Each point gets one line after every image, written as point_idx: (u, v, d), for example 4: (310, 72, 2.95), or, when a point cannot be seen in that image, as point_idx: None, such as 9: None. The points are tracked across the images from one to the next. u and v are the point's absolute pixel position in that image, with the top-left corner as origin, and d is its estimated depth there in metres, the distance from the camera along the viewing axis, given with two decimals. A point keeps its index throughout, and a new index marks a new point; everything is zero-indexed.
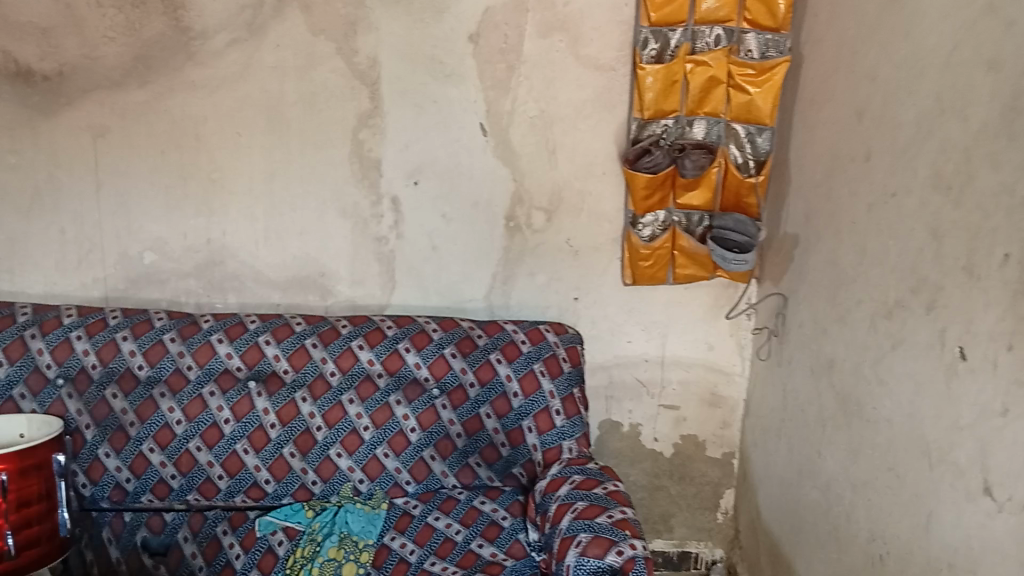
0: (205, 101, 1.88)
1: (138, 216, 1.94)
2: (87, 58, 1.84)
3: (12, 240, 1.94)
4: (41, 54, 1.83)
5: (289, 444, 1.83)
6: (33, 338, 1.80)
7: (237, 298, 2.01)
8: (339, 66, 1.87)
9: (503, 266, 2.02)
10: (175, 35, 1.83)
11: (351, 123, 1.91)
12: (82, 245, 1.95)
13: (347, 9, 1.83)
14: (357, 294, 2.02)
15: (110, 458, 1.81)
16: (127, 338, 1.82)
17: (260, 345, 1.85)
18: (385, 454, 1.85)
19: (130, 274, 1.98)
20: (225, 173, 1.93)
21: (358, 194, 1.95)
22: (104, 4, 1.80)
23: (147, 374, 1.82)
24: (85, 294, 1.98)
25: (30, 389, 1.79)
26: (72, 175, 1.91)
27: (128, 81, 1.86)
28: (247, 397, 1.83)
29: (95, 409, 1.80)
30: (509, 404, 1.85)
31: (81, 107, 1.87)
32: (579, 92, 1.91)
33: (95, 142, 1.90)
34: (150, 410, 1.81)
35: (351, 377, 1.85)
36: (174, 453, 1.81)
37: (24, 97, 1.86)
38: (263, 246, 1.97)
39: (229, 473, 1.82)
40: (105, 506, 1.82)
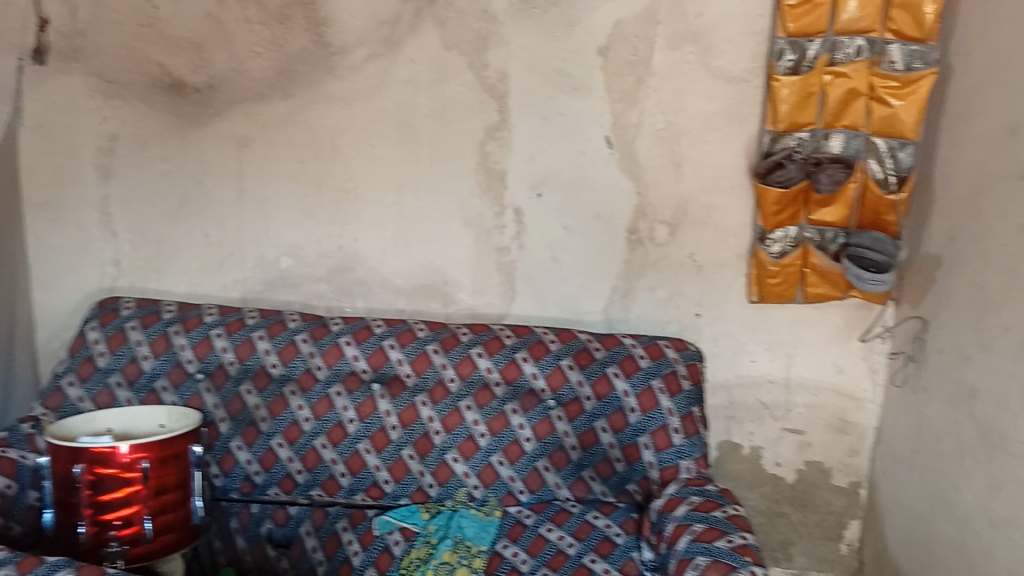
0: (342, 113, 1.96)
1: (276, 222, 2.04)
2: (235, 71, 1.95)
3: (161, 240, 2.07)
4: (193, 66, 1.96)
5: (409, 447, 1.87)
6: (177, 335, 1.92)
7: (365, 303, 2.07)
8: (470, 80, 1.91)
9: (623, 278, 1.98)
10: (317, 50, 1.92)
11: (479, 135, 1.93)
12: (224, 247, 2.06)
13: (479, 24, 1.87)
14: (478, 303, 2.04)
15: (242, 451, 1.90)
16: (263, 337, 1.91)
17: (384, 349, 1.89)
18: (500, 462, 1.86)
19: (267, 277, 2.08)
20: (357, 183, 2.00)
21: (482, 205, 1.97)
22: (252, 20, 1.91)
23: (280, 372, 1.90)
24: (226, 295, 2.10)
25: (173, 382, 1.91)
26: (217, 181, 2.03)
27: (273, 93, 1.96)
28: (371, 398, 1.88)
29: (231, 404, 1.91)
30: (626, 420, 1.83)
31: (227, 117, 1.98)
32: (709, 104, 1.87)
33: (239, 151, 2.00)
34: (280, 407, 1.89)
35: (469, 384, 1.87)
36: (301, 450, 1.88)
37: (176, 108, 1.99)
38: (391, 253, 2.03)
39: (351, 471, 1.87)
40: (235, 497, 1.91)
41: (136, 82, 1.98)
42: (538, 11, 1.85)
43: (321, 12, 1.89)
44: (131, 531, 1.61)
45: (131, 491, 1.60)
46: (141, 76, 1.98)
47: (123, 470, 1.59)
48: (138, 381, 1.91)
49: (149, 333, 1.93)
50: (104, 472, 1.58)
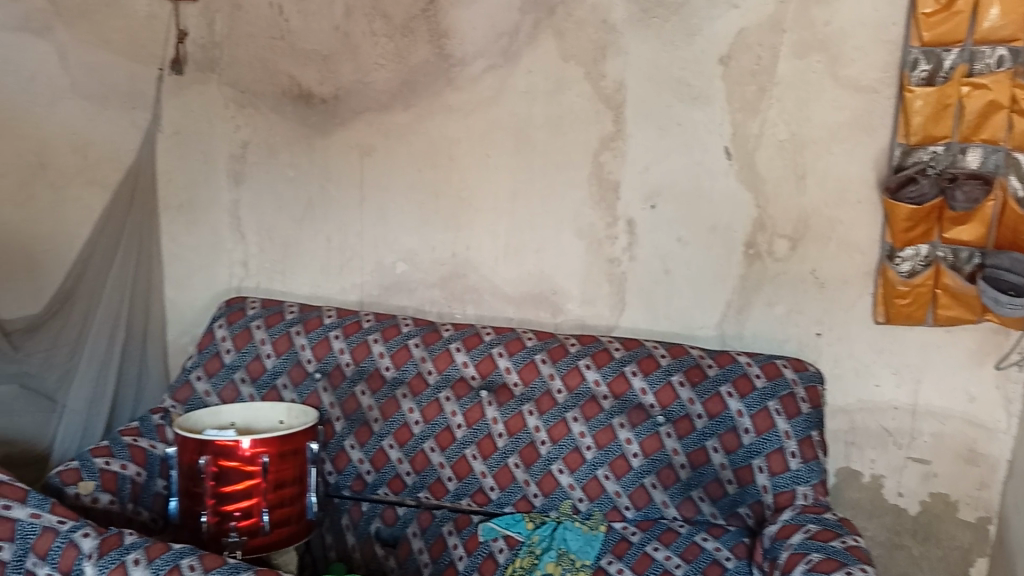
0: (460, 123, 2.01)
1: (394, 228, 2.11)
2: (360, 82, 2.07)
3: (287, 244, 2.20)
4: (320, 78, 2.09)
5: (514, 455, 1.85)
6: (298, 335, 2.02)
7: (475, 310, 2.09)
8: (586, 91, 1.91)
9: (738, 293, 1.92)
10: (438, 62, 1.99)
11: (594, 146, 1.93)
12: (345, 252, 2.16)
13: (597, 34, 1.88)
14: (587, 313, 2.01)
15: (355, 450, 1.96)
16: (378, 340, 1.99)
17: (493, 356, 1.92)
18: (606, 476, 1.81)
19: (383, 281, 2.15)
20: (474, 191, 2.04)
21: (595, 216, 1.96)
22: (377, 33, 2.03)
23: (393, 375, 1.96)
24: (344, 298, 2.18)
25: (292, 380, 2.00)
26: (340, 188, 2.13)
27: (394, 104, 2.05)
28: (478, 405, 1.89)
29: (346, 404, 1.98)
30: (739, 440, 1.75)
31: (352, 127, 2.10)
32: (835, 114, 1.80)
33: (361, 159, 2.10)
34: (392, 409, 1.94)
35: (577, 396, 1.85)
36: (410, 452, 1.92)
37: (304, 117, 2.13)
38: (503, 261, 2.05)
39: (458, 475, 1.88)
40: (346, 495, 1.96)
41: (268, 92, 2.14)
42: (657, 21, 1.84)
43: (443, 24, 1.97)
44: (250, 523, 1.67)
45: (251, 484, 1.66)
46: (272, 86, 2.14)
47: (244, 464, 1.65)
48: (260, 378, 2.01)
49: (272, 332, 2.04)
50: (226, 464, 1.65)
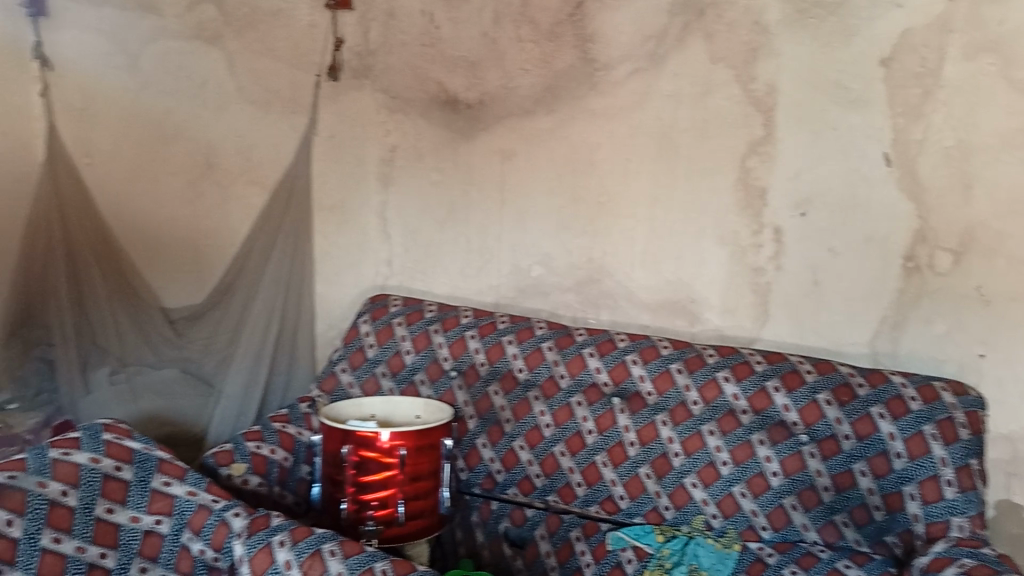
0: (603, 128, 2.02)
1: (532, 232, 2.15)
2: (505, 87, 2.12)
3: (430, 245, 2.29)
4: (468, 84, 2.17)
5: (646, 465, 1.81)
6: (436, 333, 2.09)
7: (610, 316, 2.08)
8: (735, 94, 1.86)
9: (894, 309, 1.79)
10: (582, 66, 2.01)
11: (741, 150, 1.88)
12: (484, 255, 2.22)
13: (749, 36, 1.83)
14: (727, 324, 1.95)
15: (486, 448, 2.00)
16: (512, 342, 2.01)
17: (627, 363, 1.88)
18: (742, 494, 1.73)
19: (520, 284, 2.18)
20: (613, 197, 2.03)
21: (739, 223, 1.90)
22: (524, 39, 2.08)
23: (526, 378, 1.97)
24: (481, 299, 2.24)
25: (429, 377, 2.07)
26: (481, 192, 2.20)
27: (538, 109, 2.09)
28: (611, 411, 1.87)
29: (479, 403, 2.01)
30: (890, 465, 1.63)
31: (495, 132, 2.15)
32: (1007, 120, 1.64)
33: (503, 163, 2.16)
34: (524, 411, 1.95)
35: (713, 409, 1.78)
36: (540, 454, 1.92)
37: (451, 123, 2.21)
38: (640, 267, 2.03)
39: (587, 481, 1.87)
40: (477, 492, 2.00)
41: (416, 98, 2.24)
42: (814, 21, 1.78)
43: (589, 29, 1.99)
44: (386, 513, 1.72)
45: (388, 476, 1.71)
46: (422, 92, 2.23)
47: (383, 455, 1.71)
48: (400, 373, 2.09)
49: (413, 329, 2.12)
50: (366, 454, 1.71)
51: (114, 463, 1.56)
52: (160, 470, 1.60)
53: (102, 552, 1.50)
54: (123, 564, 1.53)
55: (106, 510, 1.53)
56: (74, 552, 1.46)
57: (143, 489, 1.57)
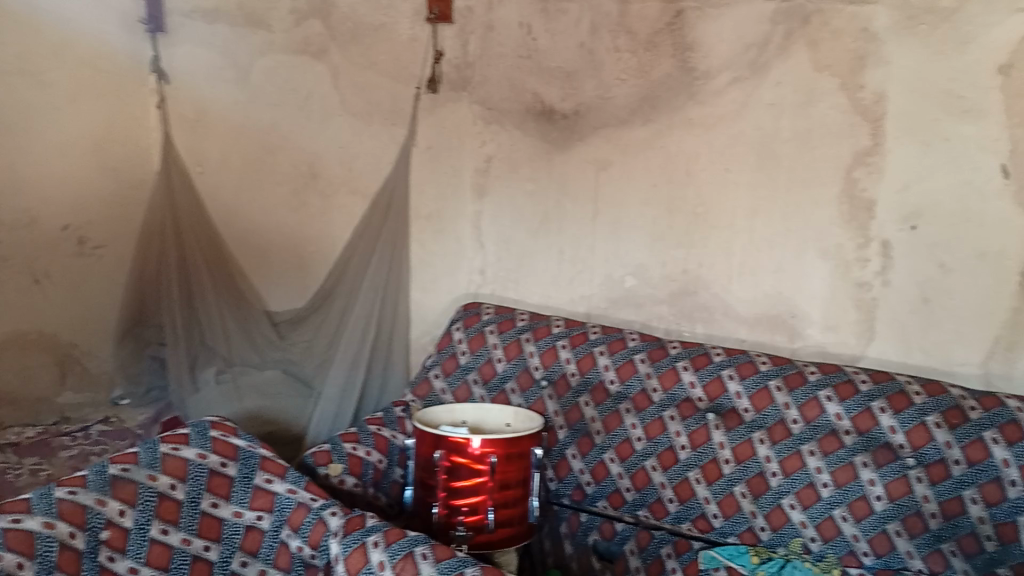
0: (701, 138, 1.98)
1: (626, 242, 2.13)
2: (601, 98, 2.12)
3: (522, 254, 2.31)
4: (564, 95, 2.17)
5: (742, 484, 1.77)
6: (527, 342, 2.10)
7: (705, 329, 2.04)
8: (840, 102, 1.80)
9: (1012, 329, 1.68)
10: (681, 76, 1.99)
11: (846, 161, 1.81)
12: (576, 264, 2.22)
13: (856, 43, 1.77)
14: (829, 340, 1.89)
15: (576, 459, 1.98)
16: (604, 353, 2.00)
17: (723, 378, 1.85)
18: (843, 518, 1.66)
19: (612, 295, 2.17)
20: (710, 208, 2.00)
21: (843, 236, 1.83)
22: (621, 49, 2.07)
23: (618, 390, 1.96)
24: (573, 309, 2.24)
25: (520, 386, 2.08)
26: (575, 203, 2.20)
27: (634, 119, 2.07)
28: (705, 427, 1.83)
29: (569, 413, 2.01)
30: (1003, 494, 1.53)
31: (590, 143, 2.15)
32: None
33: (598, 174, 2.15)
34: (615, 423, 1.94)
35: (814, 428, 1.72)
36: (631, 468, 1.90)
37: (546, 134, 2.22)
38: (737, 280, 1.99)
39: (679, 498, 1.83)
40: (566, 503, 1.99)
41: (512, 109, 2.27)
42: (925, 28, 1.70)
43: (689, 38, 1.96)
44: (476, 519, 1.73)
45: (479, 482, 1.73)
46: (518, 104, 2.26)
47: (473, 461, 1.72)
48: (491, 381, 2.11)
49: (504, 338, 2.13)
50: (457, 460, 1.73)
51: (219, 459, 1.63)
52: (262, 467, 1.67)
53: (205, 545, 1.58)
54: (224, 557, 1.60)
55: (211, 504, 1.60)
56: (180, 543, 1.54)
57: (245, 486, 1.64)
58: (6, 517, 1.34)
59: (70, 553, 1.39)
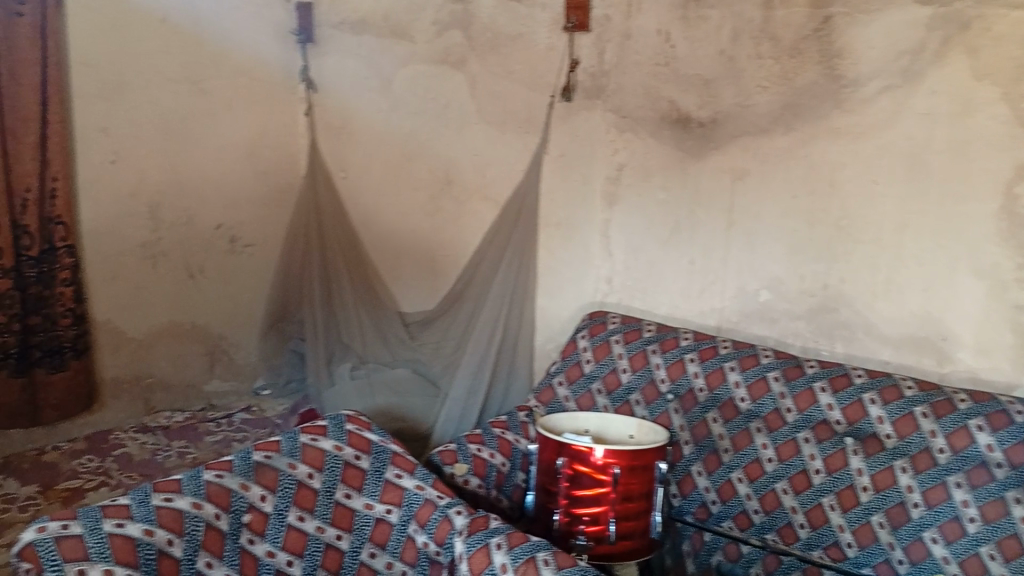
0: (847, 148, 1.90)
1: (761, 254, 2.07)
2: (741, 106, 2.06)
3: (652, 264, 2.29)
4: (701, 103, 2.13)
5: (880, 513, 1.67)
6: (654, 353, 2.07)
7: (845, 348, 1.95)
8: (1001, 113, 1.67)
9: None
10: (827, 83, 1.91)
11: (1006, 175, 1.68)
12: (708, 276, 2.18)
13: (1022, 50, 1.63)
14: (981, 366, 1.75)
15: (702, 476, 1.93)
16: (735, 369, 1.94)
17: (864, 402, 1.75)
18: (991, 556, 1.53)
19: (744, 309, 2.11)
20: (854, 221, 1.91)
21: (1001, 254, 1.70)
22: (764, 55, 2.00)
23: (748, 408, 1.89)
24: (702, 321, 2.20)
25: (645, 398, 2.05)
26: (709, 213, 2.16)
27: (775, 128, 2.01)
28: (842, 452, 1.74)
29: (696, 428, 1.96)
30: None
31: (727, 152, 2.10)
32: None
33: (734, 183, 2.10)
34: (745, 442, 1.88)
35: (963, 459, 1.60)
36: (760, 489, 1.84)
37: (681, 142, 2.19)
38: (881, 298, 1.88)
39: (811, 524, 1.76)
40: (689, 521, 1.94)
41: (647, 117, 2.24)
42: None
43: (837, 44, 1.88)
44: (597, 529, 1.72)
45: (600, 492, 1.71)
46: (653, 112, 2.23)
47: (596, 471, 1.71)
48: (616, 391, 2.10)
49: (630, 348, 2.11)
50: (579, 468, 1.72)
51: (354, 452, 1.70)
52: (393, 462, 1.72)
53: (338, 534, 1.65)
54: (355, 547, 1.66)
55: (345, 495, 1.67)
56: (314, 531, 1.62)
57: (377, 479, 1.70)
58: (159, 495, 1.45)
59: (215, 533, 1.50)
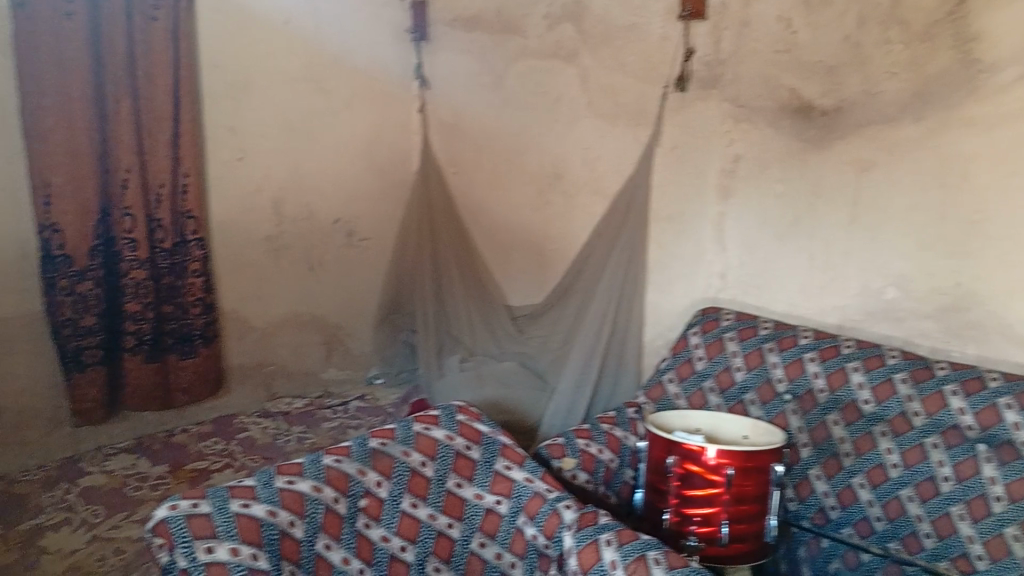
0: (983, 138, 1.76)
1: (887, 250, 1.96)
2: (867, 93, 1.96)
3: (768, 259, 2.22)
4: (824, 91, 2.04)
5: (1015, 526, 1.55)
6: (771, 352, 2.00)
7: (978, 350, 1.82)
8: None
9: None
10: (962, 69, 1.78)
11: None
12: (829, 272, 2.08)
13: None
14: None
15: (821, 480, 1.85)
16: (859, 369, 1.85)
17: (999, 407, 1.63)
18: None
19: (869, 307, 2.01)
20: (988, 216, 1.78)
21: None
22: (893, 40, 1.90)
23: (872, 410, 1.81)
24: (822, 320, 2.11)
25: (760, 398, 1.98)
26: (831, 205, 2.06)
27: (904, 116, 1.90)
28: (973, 459, 1.63)
29: (815, 431, 1.88)
30: None
31: (852, 141, 2.00)
32: None
33: (859, 175, 2.00)
34: (867, 446, 1.79)
35: None
36: (883, 496, 1.74)
37: (802, 131, 2.10)
38: (1017, 298, 1.74)
39: (938, 533, 1.65)
40: (805, 526, 1.87)
41: (765, 107, 2.17)
42: None
43: (973, 27, 1.75)
44: (708, 531, 1.68)
45: (713, 493, 1.66)
46: (772, 101, 2.15)
47: (708, 471, 1.66)
48: (729, 390, 2.04)
49: (745, 346, 2.05)
50: (690, 467, 1.68)
51: (464, 442, 1.73)
52: (502, 454, 1.73)
53: (449, 522, 1.67)
54: (465, 536, 1.67)
55: (456, 484, 1.69)
56: (427, 518, 1.65)
57: (487, 470, 1.71)
58: (282, 478, 1.52)
59: (334, 517, 1.55)
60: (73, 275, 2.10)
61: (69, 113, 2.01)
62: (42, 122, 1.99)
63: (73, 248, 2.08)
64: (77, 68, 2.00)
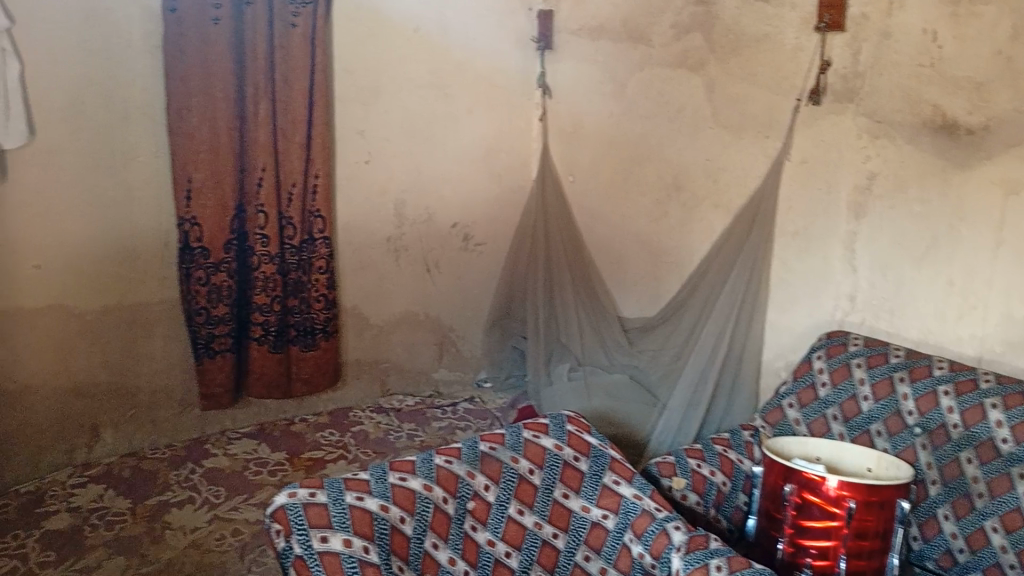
0: None
1: None
2: (1019, 111, 1.83)
3: (901, 282, 2.09)
4: (971, 108, 1.91)
5: None
6: (901, 382, 1.88)
7: None
8: None
9: None
10: None
11: None
12: (967, 300, 1.96)
13: None
14: None
15: (948, 521, 1.74)
16: (997, 406, 1.73)
17: None
18: None
19: (1011, 338, 1.89)
20: None
21: None
22: None
23: (1011, 451, 1.68)
24: (959, 350, 1.98)
25: (888, 429, 1.87)
26: (975, 229, 1.93)
27: None
28: None
29: (946, 468, 1.76)
30: None
31: (999, 162, 1.87)
32: None
33: (1005, 198, 1.87)
34: (1003, 488, 1.66)
35: None
36: (1018, 543, 1.62)
37: (943, 151, 1.97)
38: None
39: None
40: (930, 567, 1.77)
41: (905, 122, 2.04)
42: None
43: None
44: (824, 565, 1.60)
45: (832, 526, 1.58)
46: (912, 117, 2.02)
47: (827, 503, 1.58)
48: (853, 420, 1.93)
49: (874, 373, 1.94)
50: (809, 498, 1.61)
51: (573, 453, 1.72)
52: (611, 468, 1.71)
53: (554, 532, 1.66)
54: (570, 548, 1.66)
55: (563, 495, 1.68)
56: (533, 526, 1.65)
57: (595, 483, 1.70)
58: (394, 474, 1.55)
59: (442, 516, 1.57)
60: (209, 267, 2.22)
61: (211, 112, 2.13)
62: (186, 121, 2.12)
63: (209, 241, 2.21)
64: (220, 70, 2.12)
